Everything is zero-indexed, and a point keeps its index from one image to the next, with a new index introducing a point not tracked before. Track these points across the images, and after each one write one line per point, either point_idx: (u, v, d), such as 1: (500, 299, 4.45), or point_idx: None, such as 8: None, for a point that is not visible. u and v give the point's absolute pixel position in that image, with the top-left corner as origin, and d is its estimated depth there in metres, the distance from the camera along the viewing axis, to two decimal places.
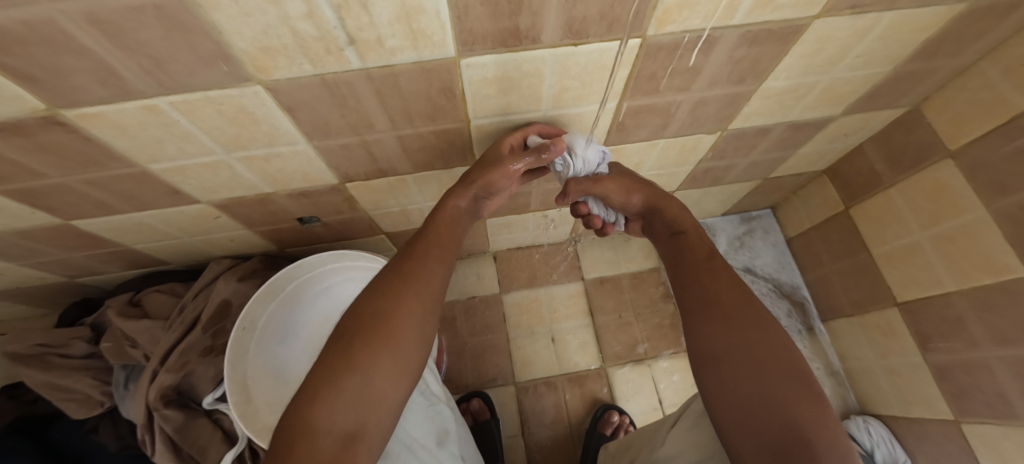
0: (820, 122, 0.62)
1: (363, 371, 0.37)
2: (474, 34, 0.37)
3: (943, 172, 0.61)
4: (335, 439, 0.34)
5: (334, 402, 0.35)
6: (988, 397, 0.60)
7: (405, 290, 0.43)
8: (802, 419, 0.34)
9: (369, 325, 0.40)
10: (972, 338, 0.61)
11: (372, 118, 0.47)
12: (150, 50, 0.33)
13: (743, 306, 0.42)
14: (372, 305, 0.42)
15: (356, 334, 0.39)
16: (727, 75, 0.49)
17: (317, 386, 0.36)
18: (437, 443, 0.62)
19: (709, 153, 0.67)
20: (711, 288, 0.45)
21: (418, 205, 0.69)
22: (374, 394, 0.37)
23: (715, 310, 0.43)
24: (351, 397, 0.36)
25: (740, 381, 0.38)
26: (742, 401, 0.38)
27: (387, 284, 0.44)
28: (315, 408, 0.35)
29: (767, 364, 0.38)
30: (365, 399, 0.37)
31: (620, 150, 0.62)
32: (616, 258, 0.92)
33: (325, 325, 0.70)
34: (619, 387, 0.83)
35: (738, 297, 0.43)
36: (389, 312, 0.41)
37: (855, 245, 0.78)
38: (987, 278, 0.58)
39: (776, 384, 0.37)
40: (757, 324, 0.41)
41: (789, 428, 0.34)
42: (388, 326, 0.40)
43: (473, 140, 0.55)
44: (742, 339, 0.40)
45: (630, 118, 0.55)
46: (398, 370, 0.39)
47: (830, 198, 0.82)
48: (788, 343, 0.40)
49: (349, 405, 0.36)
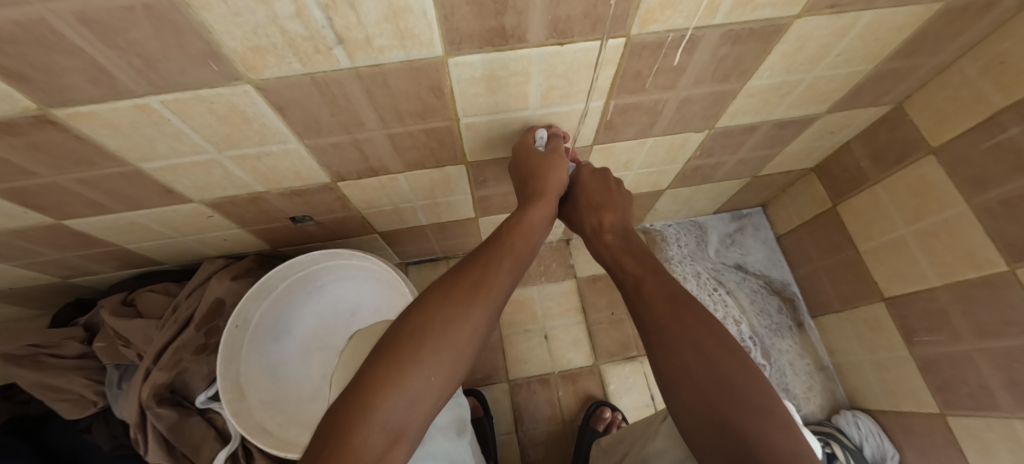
0: (805, 120, 0.64)
1: (421, 372, 0.37)
2: (460, 34, 0.38)
3: (926, 168, 0.63)
4: (386, 435, 0.34)
5: (392, 401, 0.35)
6: (972, 389, 0.62)
7: (479, 298, 0.41)
8: (753, 440, 0.33)
9: (436, 329, 0.39)
10: (956, 331, 0.63)
11: (362, 117, 0.48)
12: (141, 49, 0.34)
13: (681, 327, 0.40)
14: (439, 306, 0.40)
15: (422, 336, 0.38)
16: (711, 73, 0.50)
17: (377, 383, 0.35)
18: (456, 433, 0.63)
19: (697, 151, 0.68)
20: (649, 313, 0.42)
21: (410, 203, 0.70)
22: (428, 398, 0.37)
23: (656, 337, 0.41)
24: (409, 399, 0.36)
25: (694, 404, 0.37)
26: (702, 426, 0.36)
27: (465, 290, 0.42)
28: (375, 403, 0.34)
29: (716, 387, 0.37)
30: (423, 400, 0.36)
31: (609, 148, 0.63)
32: None
33: (347, 323, 0.71)
34: (611, 383, 0.84)
35: (675, 318, 0.41)
36: (457, 320, 0.40)
37: (842, 241, 0.79)
38: (970, 272, 0.59)
39: (725, 407, 0.35)
40: (697, 347, 0.39)
41: (745, 452, 0.33)
42: (451, 331, 0.39)
43: (463, 139, 0.55)
44: (687, 365, 0.38)
45: (617, 116, 0.56)
46: (451, 377, 0.39)
47: (818, 195, 0.83)
48: (732, 359, 0.38)
49: (405, 404, 0.35)
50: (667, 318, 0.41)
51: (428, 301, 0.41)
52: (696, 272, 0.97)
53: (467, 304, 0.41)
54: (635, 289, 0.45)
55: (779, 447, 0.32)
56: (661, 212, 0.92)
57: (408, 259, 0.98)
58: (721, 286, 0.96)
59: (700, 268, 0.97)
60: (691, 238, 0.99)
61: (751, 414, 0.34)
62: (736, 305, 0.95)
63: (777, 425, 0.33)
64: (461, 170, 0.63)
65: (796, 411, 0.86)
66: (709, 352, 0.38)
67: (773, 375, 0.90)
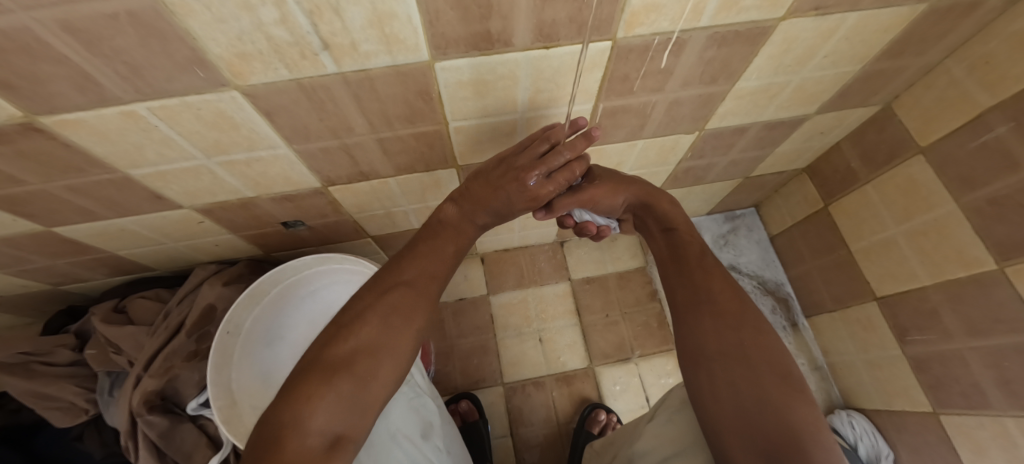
0: (795, 121, 0.64)
1: (359, 375, 0.37)
2: (446, 38, 0.38)
3: (915, 168, 0.63)
4: (324, 441, 0.34)
5: (329, 407, 0.35)
6: (963, 388, 0.62)
7: (416, 305, 0.42)
8: (797, 419, 0.35)
9: (375, 334, 0.39)
10: (947, 329, 0.63)
11: (351, 122, 0.48)
12: (126, 56, 0.34)
13: (737, 304, 0.43)
14: (374, 311, 0.41)
15: (360, 343, 0.38)
16: (699, 76, 0.50)
17: (309, 390, 0.35)
18: (422, 435, 0.64)
19: (687, 153, 0.68)
20: (707, 289, 0.44)
21: (402, 207, 0.70)
22: (367, 400, 0.37)
23: (710, 310, 0.43)
24: (345, 404, 0.36)
25: (741, 382, 0.38)
26: (742, 403, 0.38)
27: (403, 296, 0.42)
28: (310, 411, 0.34)
29: (767, 367, 0.39)
30: (360, 406, 0.37)
31: (599, 151, 0.63)
32: (603, 257, 0.92)
33: (321, 323, 0.71)
34: (606, 385, 0.84)
35: (733, 298, 0.43)
36: (395, 325, 0.40)
37: (834, 241, 0.79)
38: (959, 271, 0.60)
39: (771, 384, 0.37)
40: (754, 326, 0.41)
41: (787, 430, 0.34)
42: (388, 337, 0.40)
43: (453, 142, 0.55)
44: (740, 342, 0.40)
45: (607, 119, 0.56)
46: (392, 379, 0.39)
47: (809, 195, 0.83)
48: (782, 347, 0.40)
49: (342, 410, 0.36)
50: (724, 295, 0.44)
51: (363, 309, 0.41)
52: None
53: (399, 311, 0.41)
54: (696, 263, 0.47)
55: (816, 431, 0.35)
56: None
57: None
58: None
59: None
60: None
61: (799, 400, 0.36)
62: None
63: (816, 412, 0.36)
64: (452, 173, 0.63)
65: None
66: (763, 333, 0.41)
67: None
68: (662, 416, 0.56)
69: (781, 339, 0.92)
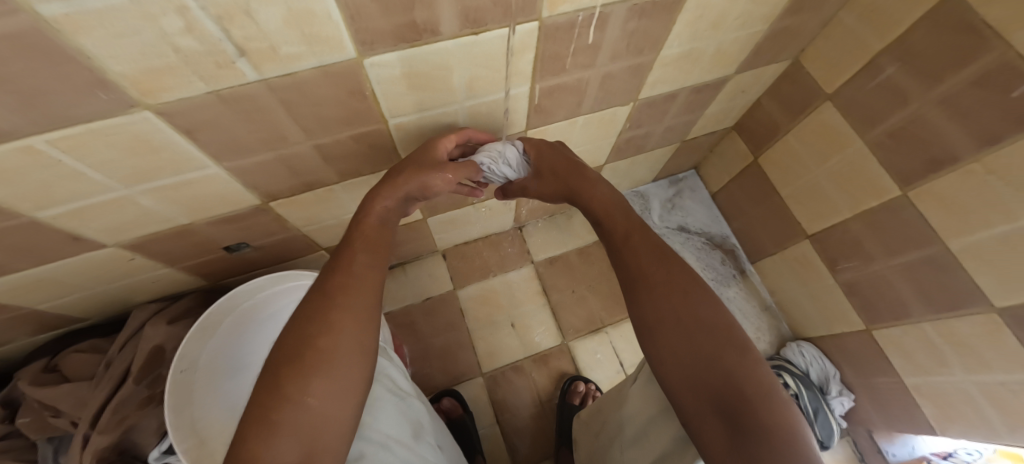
0: (717, 83, 0.69)
1: (297, 397, 0.36)
2: (372, 33, 0.38)
3: (826, 113, 0.69)
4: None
5: (275, 438, 0.34)
6: (887, 303, 0.70)
7: (340, 312, 0.42)
8: (732, 373, 0.37)
9: (299, 350, 0.39)
10: (869, 255, 0.70)
11: (284, 130, 0.46)
12: (12, 85, 0.30)
13: (669, 278, 0.44)
14: (299, 327, 0.40)
15: (288, 361, 0.38)
16: (625, 48, 0.53)
17: (251, 425, 0.35)
18: (413, 436, 0.62)
19: (626, 124, 0.71)
20: (637, 268, 0.45)
21: (352, 212, 0.68)
22: (318, 421, 0.36)
23: (643, 286, 0.44)
24: (290, 428, 0.35)
25: (679, 346, 0.40)
26: (683, 367, 0.40)
27: (316, 306, 0.42)
28: (255, 447, 0.34)
29: (699, 328, 0.40)
30: (308, 428, 0.36)
31: (542, 131, 0.65)
32: (563, 237, 0.94)
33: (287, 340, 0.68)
34: (583, 358, 0.86)
35: (661, 270, 0.44)
36: (323, 334, 0.40)
37: (767, 190, 0.86)
38: (873, 201, 0.66)
39: (706, 342, 0.39)
40: (680, 291, 0.43)
41: (728, 386, 0.37)
42: (317, 349, 0.39)
43: (396, 140, 0.55)
44: (672, 308, 0.42)
45: (545, 99, 0.57)
46: (336, 394, 0.38)
47: (741, 151, 0.89)
48: (710, 301, 0.42)
49: (291, 438, 0.35)
50: (655, 270, 0.45)
51: (292, 331, 0.40)
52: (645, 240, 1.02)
53: (330, 315, 0.41)
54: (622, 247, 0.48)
55: (753, 374, 0.37)
56: None
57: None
58: None
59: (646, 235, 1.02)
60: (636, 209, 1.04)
61: (732, 352, 0.39)
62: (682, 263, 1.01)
63: (748, 356, 0.39)
64: None
65: None
66: (691, 295, 0.42)
67: None
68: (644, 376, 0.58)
69: (734, 287, 0.98)
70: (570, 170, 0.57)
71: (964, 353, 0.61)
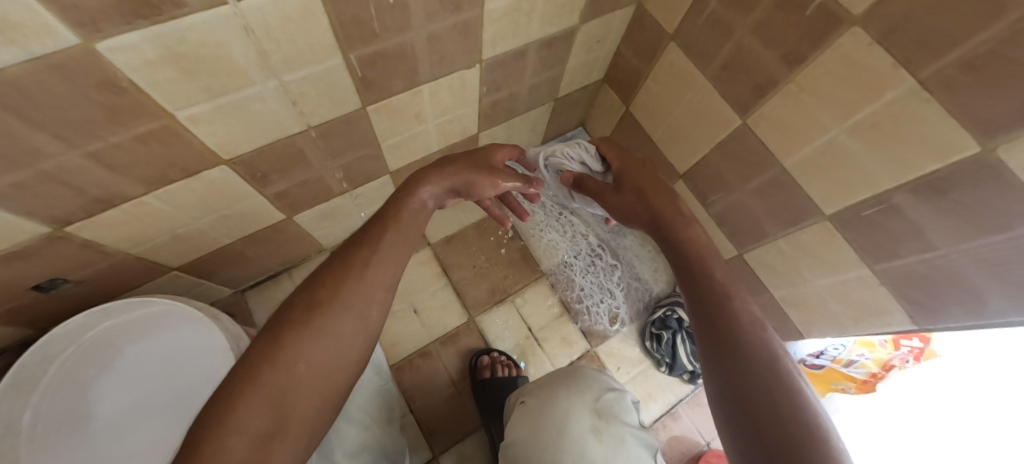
0: (565, 34, 0.67)
1: (291, 362, 0.36)
2: (87, 12, 0.29)
3: (673, 54, 0.70)
4: (251, 439, 0.32)
5: (251, 402, 0.33)
6: (749, 226, 0.74)
7: (346, 297, 0.41)
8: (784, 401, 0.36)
9: (319, 316, 0.39)
10: (728, 184, 0.74)
11: (29, 141, 0.37)
12: None
13: (718, 289, 0.45)
14: (329, 296, 0.40)
15: (300, 321, 0.38)
16: (439, 5, 0.48)
17: (236, 386, 0.34)
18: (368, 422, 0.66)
19: (481, 87, 0.68)
20: (706, 273, 0.47)
21: (190, 226, 0.60)
22: (297, 388, 0.36)
23: (704, 290, 0.45)
24: (271, 392, 0.34)
25: (729, 367, 0.40)
26: (731, 384, 0.39)
27: (320, 292, 0.41)
28: (235, 409, 0.32)
29: (747, 346, 0.40)
30: (287, 396, 0.35)
31: (385, 105, 0.59)
32: (459, 215, 0.91)
33: (180, 373, 0.61)
34: (490, 330, 0.86)
35: (726, 276, 0.46)
36: (355, 306, 0.41)
37: (641, 137, 0.88)
38: (721, 132, 0.70)
39: (749, 370, 0.39)
40: (722, 295, 0.44)
41: (776, 416, 0.35)
42: (331, 320, 0.39)
43: (202, 138, 0.47)
44: (732, 313, 0.42)
45: (370, 70, 0.52)
46: (323, 367, 0.38)
47: (613, 102, 0.90)
48: (753, 322, 0.42)
49: (267, 404, 0.34)
50: (721, 275, 0.46)
51: (315, 296, 0.40)
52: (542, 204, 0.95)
53: (341, 293, 0.41)
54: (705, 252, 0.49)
55: (808, 410, 0.36)
56: None
57: (243, 286, 0.84)
58: None
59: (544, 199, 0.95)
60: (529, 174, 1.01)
61: (779, 380, 0.37)
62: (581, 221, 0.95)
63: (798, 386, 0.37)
64: (226, 172, 0.54)
65: (649, 294, 0.91)
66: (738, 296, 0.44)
67: (625, 272, 0.92)
68: (530, 394, 0.63)
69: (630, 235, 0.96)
70: (658, 185, 0.58)
71: (812, 261, 0.67)
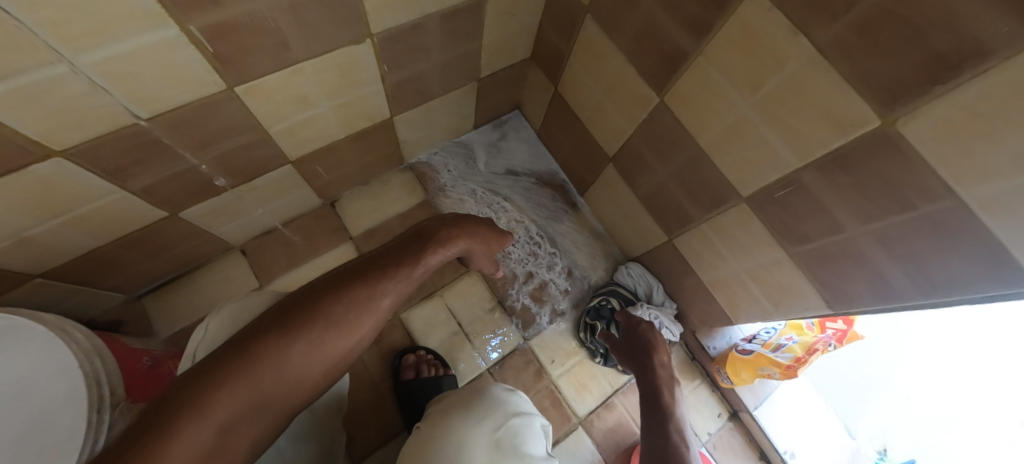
0: (471, 6, 0.60)
1: (279, 373, 0.40)
2: None
3: (591, 28, 0.64)
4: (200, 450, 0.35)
5: (219, 416, 0.36)
6: (674, 211, 0.71)
7: (353, 322, 0.45)
8: None
9: (324, 332, 0.43)
10: (651, 168, 0.70)
11: None
12: None
13: None
14: (335, 314, 0.44)
15: (301, 333, 0.42)
16: None
17: (223, 383, 0.37)
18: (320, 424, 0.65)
19: (380, 66, 0.61)
20: None
21: (34, 232, 0.52)
22: (264, 399, 0.40)
23: None
24: (250, 397, 0.39)
25: None
26: None
27: (364, 312, 0.46)
28: (205, 416, 0.35)
29: None
30: (260, 407, 0.40)
31: (256, 87, 0.52)
32: (380, 204, 0.92)
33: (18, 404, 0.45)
34: (415, 326, 0.82)
35: None
36: (347, 334, 0.45)
37: (571, 119, 0.83)
38: (642, 112, 0.65)
39: None
40: None
41: None
42: (323, 344, 0.43)
43: (12, 126, 0.39)
44: None
45: (222, 46, 0.44)
46: (299, 386, 0.43)
47: (542, 82, 0.84)
48: None
49: (228, 420, 0.37)
50: None
51: (326, 310, 0.44)
52: (471, 191, 0.95)
53: (353, 317, 0.45)
54: None
55: None
56: (413, 142, 0.87)
57: (139, 291, 0.78)
58: (498, 195, 0.95)
59: (473, 186, 0.95)
60: (459, 161, 0.95)
61: None
62: (515, 208, 0.95)
63: None
64: (61, 165, 0.46)
65: (584, 281, 0.91)
66: None
67: (560, 259, 0.92)
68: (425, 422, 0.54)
69: (565, 222, 0.95)
70: None
71: (731, 245, 0.64)
